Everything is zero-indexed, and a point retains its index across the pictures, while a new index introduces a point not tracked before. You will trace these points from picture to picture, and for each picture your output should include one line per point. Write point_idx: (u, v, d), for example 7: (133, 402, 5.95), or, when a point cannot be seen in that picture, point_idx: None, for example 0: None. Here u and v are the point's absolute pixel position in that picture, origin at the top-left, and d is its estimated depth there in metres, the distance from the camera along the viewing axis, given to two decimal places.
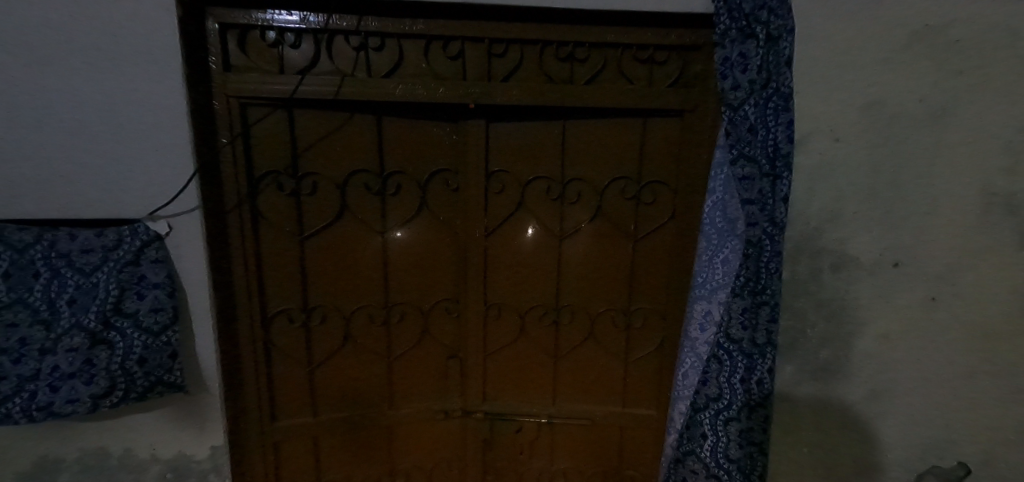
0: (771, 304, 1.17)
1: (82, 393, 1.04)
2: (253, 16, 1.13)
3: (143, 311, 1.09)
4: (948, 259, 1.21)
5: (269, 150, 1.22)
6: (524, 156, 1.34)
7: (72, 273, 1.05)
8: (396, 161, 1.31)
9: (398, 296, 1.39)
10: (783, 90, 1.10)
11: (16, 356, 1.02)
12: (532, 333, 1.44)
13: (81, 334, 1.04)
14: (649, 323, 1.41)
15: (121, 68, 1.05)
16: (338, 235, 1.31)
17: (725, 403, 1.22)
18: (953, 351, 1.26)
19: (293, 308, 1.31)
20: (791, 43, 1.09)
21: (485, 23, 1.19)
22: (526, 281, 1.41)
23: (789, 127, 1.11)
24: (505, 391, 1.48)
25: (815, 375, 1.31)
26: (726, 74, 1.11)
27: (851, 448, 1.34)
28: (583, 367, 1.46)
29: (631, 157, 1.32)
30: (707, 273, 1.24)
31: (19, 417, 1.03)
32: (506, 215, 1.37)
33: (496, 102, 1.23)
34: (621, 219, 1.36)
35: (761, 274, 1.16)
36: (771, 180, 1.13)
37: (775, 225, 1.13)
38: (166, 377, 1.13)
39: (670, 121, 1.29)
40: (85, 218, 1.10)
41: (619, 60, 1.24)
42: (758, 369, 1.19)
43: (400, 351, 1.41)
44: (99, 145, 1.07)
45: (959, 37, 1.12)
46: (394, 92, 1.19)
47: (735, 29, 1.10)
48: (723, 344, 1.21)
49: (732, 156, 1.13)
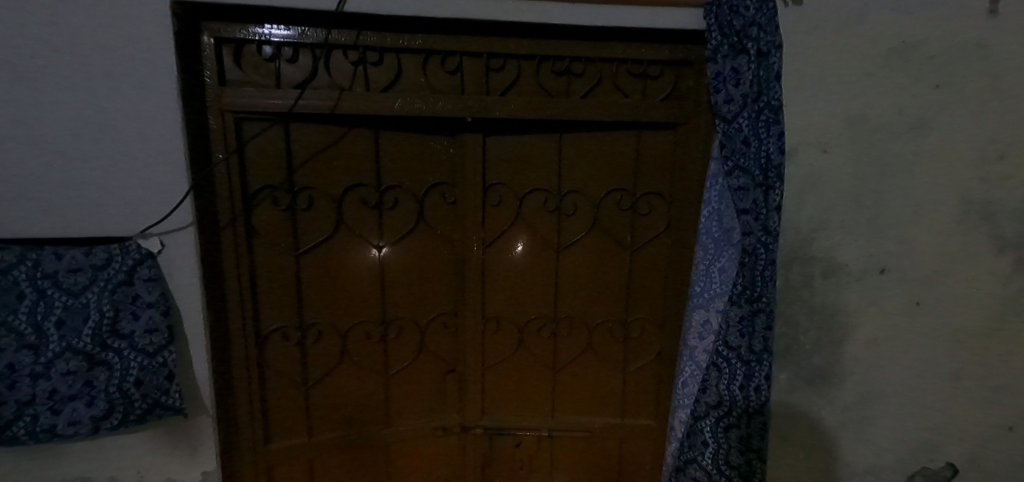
0: (767, 311, 1.20)
1: (84, 415, 1.02)
2: (249, 30, 1.12)
3: (138, 332, 1.06)
4: (931, 265, 1.26)
5: (264, 165, 1.20)
6: (521, 169, 1.35)
7: (59, 294, 1.01)
8: (394, 176, 1.30)
9: (395, 311, 1.37)
10: (773, 103, 1.14)
11: (8, 383, 0.99)
12: (530, 345, 1.44)
13: (76, 357, 1.01)
14: (647, 333, 1.42)
15: (112, 83, 1.02)
16: (336, 251, 1.29)
17: (725, 410, 1.23)
18: (938, 354, 1.30)
19: (288, 326, 1.28)
20: (779, 59, 1.13)
21: (482, 38, 1.20)
22: (524, 294, 1.41)
23: (779, 139, 1.15)
24: (504, 405, 1.47)
25: (809, 380, 1.33)
26: (719, 88, 1.14)
27: (845, 452, 1.37)
28: (582, 379, 1.46)
29: (627, 169, 1.34)
30: (704, 282, 1.27)
31: (25, 439, 1.01)
32: (503, 228, 1.37)
33: (494, 115, 1.24)
34: (617, 230, 1.37)
35: (756, 282, 1.18)
36: (764, 190, 1.15)
37: (769, 234, 1.17)
38: (164, 400, 1.08)
39: (663, 134, 1.32)
40: (72, 237, 1.06)
41: (614, 75, 1.26)
42: (757, 374, 1.22)
43: (397, 367, 1.39)
44: (90, 160, 1.04)
45: (933, 53, 1.18)
46: (392, 107, 1.19)
47: (726, 45, 1.13)
48: (721, 353, 1.22)
49: (727, 168, 1.16)
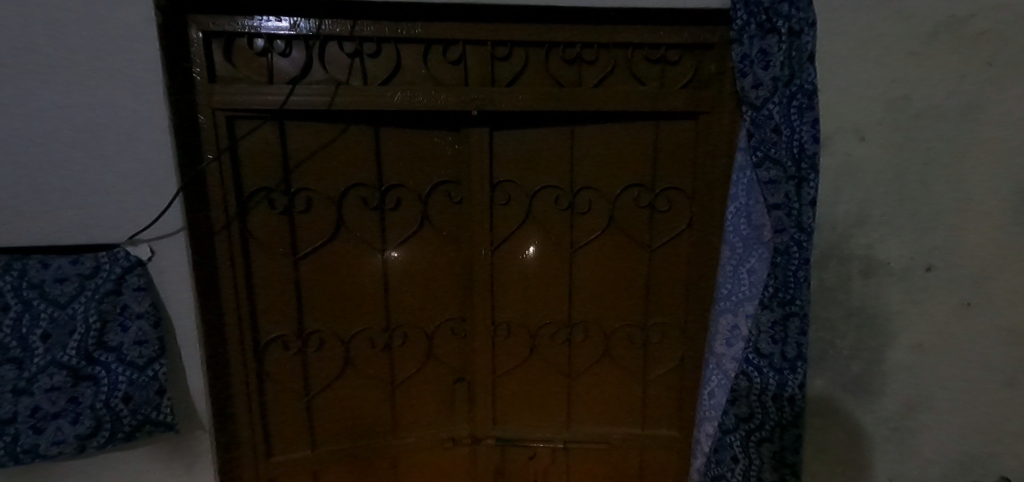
0: (802, 315, 1.09)
1: (68, 434, 0.98)
2: (239, 23, 1.05)
3: (126, 344, 1.02)
4: (987, 261, 1.12)
5: (259, 165, 1.14)
6: (532, 165, 1.26)
7: (45, 305, 0.97)
8: (397, 175, 1.23)
9: (400, 318, 1.30)
10: (806, 87, 1.03)
11: None
12: (543, 352, 1.36)
13: (61, 371, 0.98)
14: (668, 338, 1.33)
15: (95, 81, 0.96)
16: (337, 254, 1.23)
17: (756, 424, 1.14)
18: (992, 362, 1.15)
19: (288, 335, 1.22)
20: (813, 38, 1.02)
21: (486, 25, 1.12)
22: (536, 297, 1.33)
23: (814, 126, 1.03)
24: (517, 415, 1.39)
25: (846, 389, 1.23)
26: (746, 72, 1.05)
27: (888, 468, 1.24)
28: (598, 387, 1.37)
29: (645, 163, 1.25)
30: (733, 283, 1.17)
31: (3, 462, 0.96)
32: (513, 228, 1.29)
33: (500, 108, 1.16)
34: (635, 229, 1.28)
35: (789, 284, 1.08)
36: (797, 183, 1.04)
37: (804, 231, 1.06)
38: (154, 415, 1.05)
39: (683, 124, 1.22)
40: (57, 244, 1.00)
41: (630, 60, 1.17)
42: (790, 385, 1.11)
43: (403, 375, 1.32)
44: (72, 164, 0.98)
45: (985, 27, 1.05)
46: (392, 101, 1.12)
47: (754, 24, 1.03)
48: (752, 361, 1.12)
49: (756, 159, 1.07)
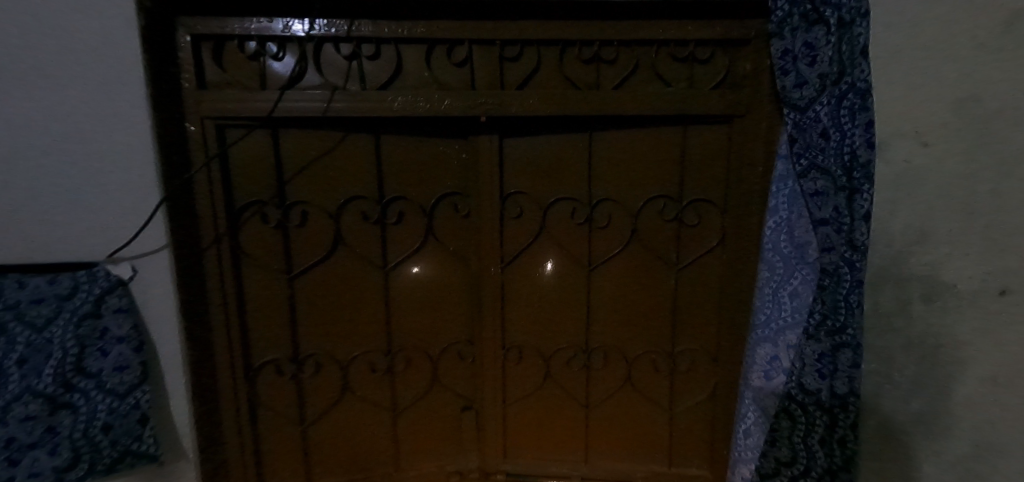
0: (854, 346, 0.94)
1: (45, 466, 0.90)
2: (228, 25, 0.98)
3: (106, 370, 0.94)
4: None
5: (252, 177, 1.06)
6: (546, 176, 1.15)
7: (19, 328, 0.89)
8: (399, 186, 1.14)
9: (402, 340, 1.20)
10: (858, 86, 0.89)
11: None
12: (558, 378, 1.24)
13: (36, 400, 0.89)
14: (697, 367, 1.20)
15: (76, 88, 0.90)
16: (336, 271, 1.14)
17: (800, 469, 1.00)
18: None
19: (282, 359, 1.14)
20: (867, 28, 0.89)
21: (495, 22, 1.03)
22: (551, 320, 1.22)
23: (868, 129, 0.89)
24: (529, 447, 1.28)
25: (908, 434, 1.05)
26: (788, 70, 0.93)
27: None
28: (618, 418, 1.24)
29: (672, 172, 1.13)
30: (774, 308, 1.03)
31: None
32: (525, 244, 1.18)
33: (510, 112, 1.06)
34: (660, 245, 1.16)
35: (840, 310, 0.93)
36: (848, 195, 0.90)
37: (856, 250, 0.91)
38: (136, 447, 0.97)
39: (715, 128, 1.10)
40: (35, 262, 0.94)
41: (654, 59, 1.06)
42: (840, 428, 0.97)
43: (406, 403, 1.22)
44: (51, 176, 0.92)
45: None
46: (392, 106, 1.03)
47: (797, 15, 0.91)
48: (795, 398, 0.99)
49: (800, 168, 0.94)
